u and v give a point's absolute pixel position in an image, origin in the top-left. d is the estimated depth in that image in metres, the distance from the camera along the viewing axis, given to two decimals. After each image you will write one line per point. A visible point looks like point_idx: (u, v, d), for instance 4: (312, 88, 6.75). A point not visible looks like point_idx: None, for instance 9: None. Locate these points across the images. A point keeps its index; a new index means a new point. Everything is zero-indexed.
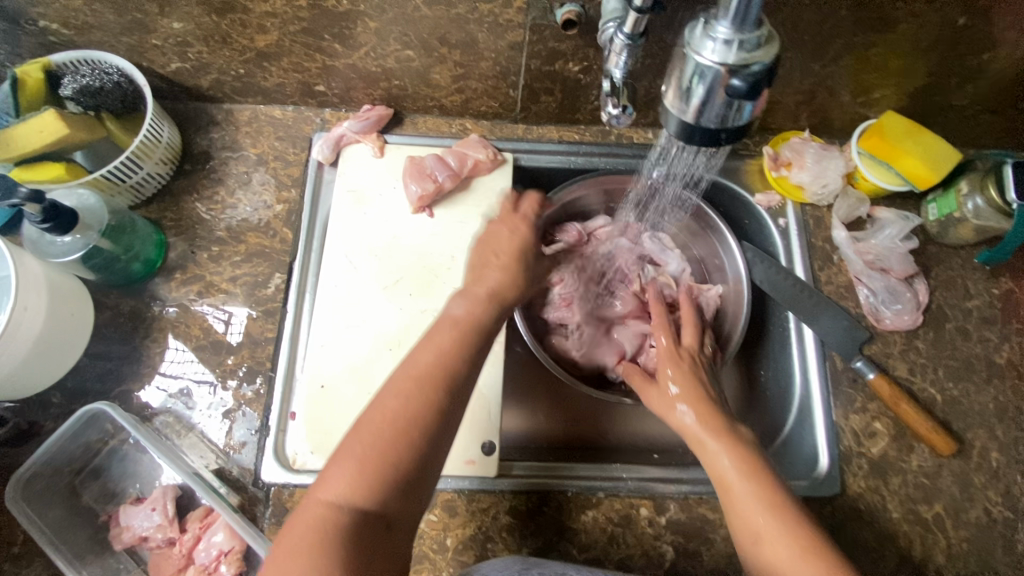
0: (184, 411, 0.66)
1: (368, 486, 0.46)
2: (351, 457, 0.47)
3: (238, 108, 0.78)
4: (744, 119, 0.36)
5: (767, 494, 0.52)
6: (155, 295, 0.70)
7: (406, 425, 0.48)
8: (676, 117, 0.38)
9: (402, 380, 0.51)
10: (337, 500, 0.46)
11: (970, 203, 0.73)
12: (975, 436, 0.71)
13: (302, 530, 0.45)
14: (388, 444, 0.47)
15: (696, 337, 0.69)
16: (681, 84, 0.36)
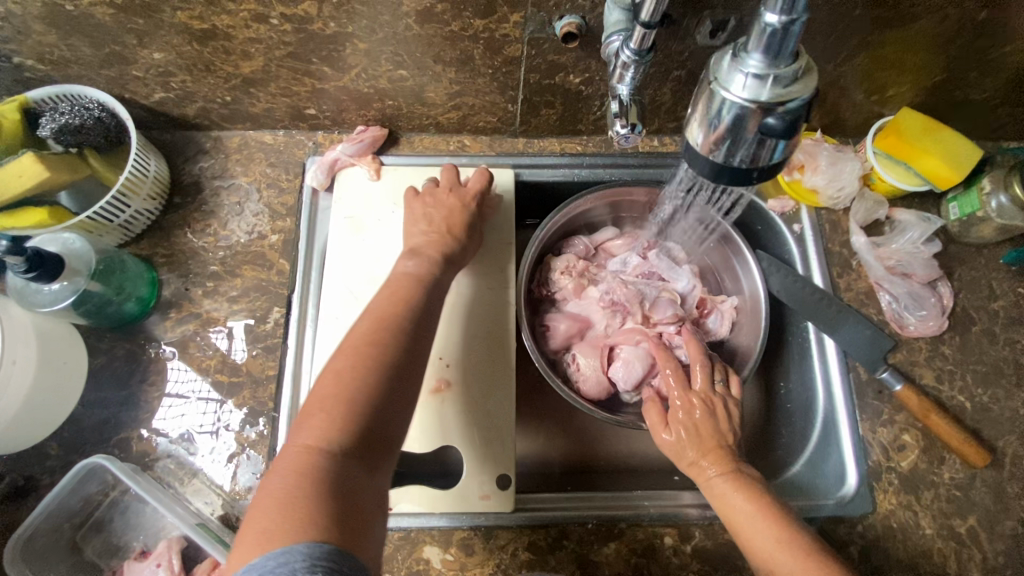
0: (186, 456, 0.63)
1: (350, 420, 0.45)
2: (326, 400, 0.46)
3: (227, 135, 0.75)
4: (775, 158, 0.34)
5: (785, 536, 0.53)
6: (151, 337, 0.67)
7: (377, 356, 0.49)
8: (700, 152, 0.35)
9: (366, 324, 0.52)
10: (317, 445, 0.43)
11: (994, 202, 0.70)
12: (1007, 444, 0.68)
13: (283, 475, 0.42)
14: (362, 383, 0.47)
15: (708, 375, 0.66)
16: (710, 123, 0.34)
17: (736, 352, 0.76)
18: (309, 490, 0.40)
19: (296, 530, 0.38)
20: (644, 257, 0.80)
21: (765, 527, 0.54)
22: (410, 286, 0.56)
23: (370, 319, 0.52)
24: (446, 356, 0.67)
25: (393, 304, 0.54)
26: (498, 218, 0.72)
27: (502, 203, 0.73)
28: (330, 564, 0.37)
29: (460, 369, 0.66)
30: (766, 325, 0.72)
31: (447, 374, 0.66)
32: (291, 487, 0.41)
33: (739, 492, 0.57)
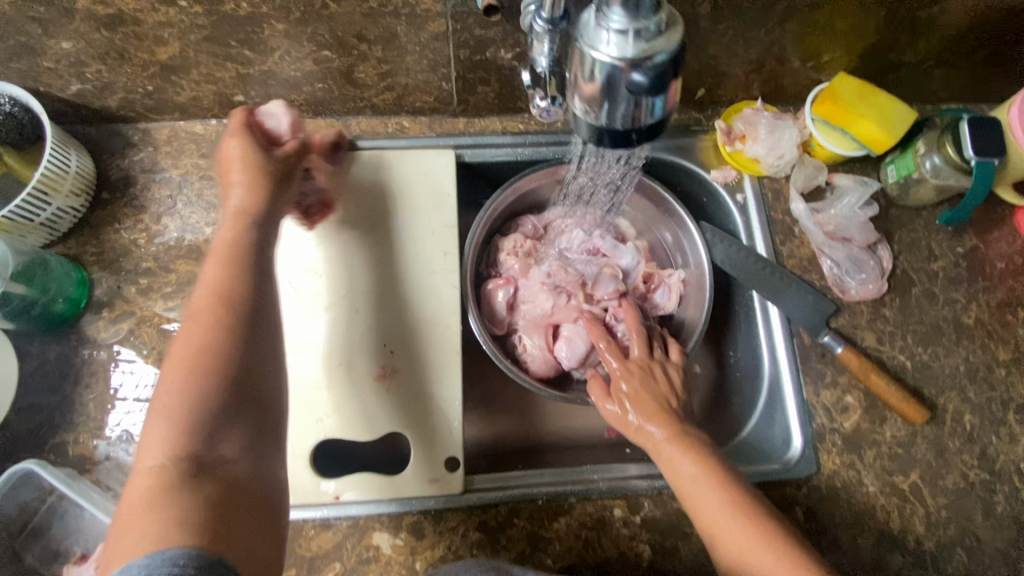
0: (126, 457, 0.62)
1: (191, 420, 0.41)
2: (161, 411, 0.42)
3: (155, 126, 0.72)
4: (656, 115, 0.34)
5: (727, 497, 0.54)
6: (83, 338, 0.65)
7: (209, 353, 0.44)
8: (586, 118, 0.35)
9: (190, 318, 0.46)
10: (160, 457, 0.40)
11: (928, 163, 0.70)
12: (948, 400, 0.70)
13: (129, 499, 0.39)
14: (195, 382, 0.42)
15: (644, 343, 0.68)
16: (585, 83, 0.33)
17: (684, 325, 0.77)
18: (152, 507, 0.38)
19: (138, 547, 0.36)
20: (590, 233, 0.80)
21: (710, 488, 0.54)
22: (234, 267, 0.48)
23: (196, 313, 0.46)
24: (390, 342, 0.66)
25: (222, 293, 0.46)
26: (439, 201, 0.71)
27: (443, 185, 0.72)
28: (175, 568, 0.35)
29: (405, 354, 0.66)
30: (711, 297, 0.73)
31: (391, 360, 0.66)
32: (133, 508, 0.38)
33: (687, 455, 0.57)
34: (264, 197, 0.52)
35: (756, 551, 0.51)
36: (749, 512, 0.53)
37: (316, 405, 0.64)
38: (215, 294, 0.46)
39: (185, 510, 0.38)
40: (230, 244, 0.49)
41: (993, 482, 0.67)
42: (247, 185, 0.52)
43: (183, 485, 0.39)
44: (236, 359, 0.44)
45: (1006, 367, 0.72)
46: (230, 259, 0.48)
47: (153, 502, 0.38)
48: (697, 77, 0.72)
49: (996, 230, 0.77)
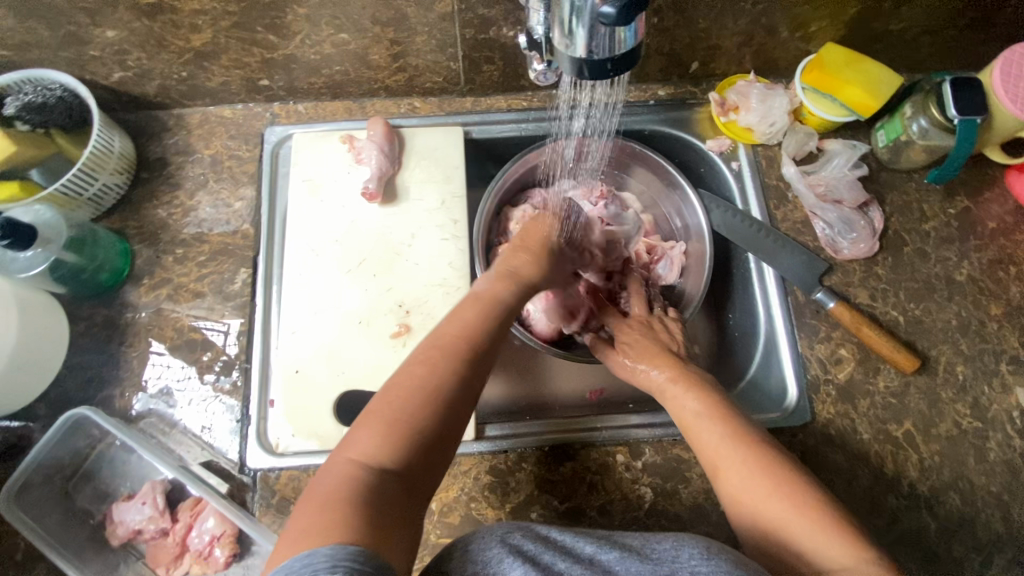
0: (165, 410, 0.67)
1: (395, 434, 0.48)
2: (377, 422, 0.49)
3: (188, 112, 0.79)
4: (628, 46, 0.37)
5: (727, 429, 0.58)
6: (127, 302, 0.71)
7: (438, 396, 0.50)
8: (568, 55, 0.38)
9: (426, 350, 0.54)
10: (362, 462, 0.46)
11: (915, 125, 0.73)
12: (940, 352, 0.72)
13: (326, 486, 0.45)
14: (409, 408, 0.49)
15: (645, 304, 0.74)
16: (564, 24, 0.37)
17: (684, 294, 0.81)
18: (342, 503, 0.43)
19: (323, 536, 0.40)
20: (597, 204, 0.84)
21: (710, 421, 0.59)
22: (493, 315, 0.58)
23: (436, 348, 0.54)
24: (407, 303, 0.71)
25: (460, 340, 0.55)
26: (449, 173, 0.76)
27: (453, 159, 0.77)
28: (354, 561, 0.38)
29: (420, 313, 0.70)
30: (711, 268, 0.77)
31: (408, 319, 0.70)
32: (331, 496, 0.44)
33: (690, 393, 0.61)
34: (537, 272, 0.63)
35: (756, 478, 0.54)
36: (750, 444, 0.56)
37: (339, 361, 0.69)
38: (455, 344, 0.54)
39: (365, 514, 0.43)
40: (490, 303, 0.59)
41: (986, 430, 0.70)
42: (528, 260, 0.64)
43: (373, 496, 0.44)
44: (453, 405, 0.51)
45: (997, 321, 0.74)
46: (484, 316, 0.57)
47: (346, 500, 0.43)
48: (689, 51, 0.76)
49: (986, 191, 0.79)
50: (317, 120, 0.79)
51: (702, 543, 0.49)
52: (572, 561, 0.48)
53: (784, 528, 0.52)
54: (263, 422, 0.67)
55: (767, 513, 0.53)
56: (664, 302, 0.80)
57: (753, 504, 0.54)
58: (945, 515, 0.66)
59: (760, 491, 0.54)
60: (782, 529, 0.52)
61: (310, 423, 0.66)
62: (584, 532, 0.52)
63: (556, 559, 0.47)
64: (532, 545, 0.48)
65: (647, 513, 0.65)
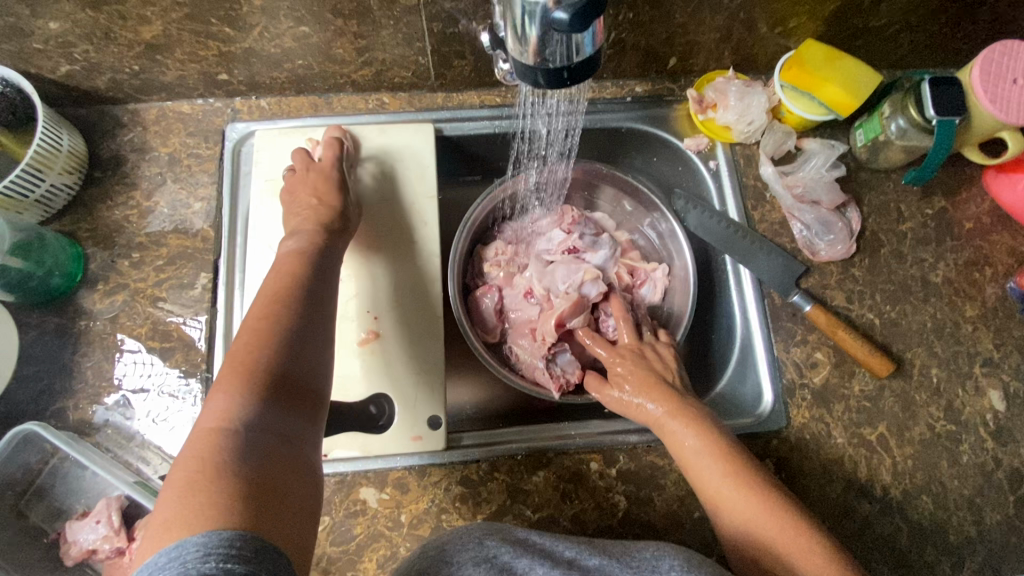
0: (123, 421, 0.65)
1: (250, 387, 0.45)
2: (232, 389, 0.44)
3: (144, 107, 0.75)
4: (586, 54, 0.35)
5: (728, 468, 0.56)
6: (80, 309, 0.68)
7: (288, 349, 0.48)
8: (524, 60, 0.36)
9: (258, 302, 0.52)
10: (221, 429, 0.41)
11: (893, 125, 0.72)
12: (915, 355, 0.72)
13: (183, 475, 0.39)
14: (255, 357, 0.47)
15: (631, 330, 0.72)
16: (516, 29, 0.34)
17: (672, 315, 0.79)
18: (206, 475, 0.38)
19: (190, 524, 0.36)
20: (570, 232, 0.81)
21: (710, 461, 0.57)
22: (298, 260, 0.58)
23: (263, 296, 0.53)
24: (375, 309, 0.68)
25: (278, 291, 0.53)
26: (419, 172, 0.73)
27: (424, 158, 0.74)
28: (232, 546, 0.35)
29: (390, 320, 0.68)
30: (696, 289, 0.76)
31: (376, 325, 0.68)
32: (192, 473, 0.38)
33: (690, 430, 0.59)
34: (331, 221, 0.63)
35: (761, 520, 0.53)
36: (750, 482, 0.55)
37: None
38: (280, 292, 0.53)
39: (235, 481, 0.38)
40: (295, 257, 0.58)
41: (959, 432, 0.70)
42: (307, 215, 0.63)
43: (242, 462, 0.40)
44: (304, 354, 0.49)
45: (972, 323, 0.74)
46: (300, 264, 0.57)
47: (209, 471, 0.38)
48: (667, 47, 0.74)
49: (964, 191, 0.79)
50: (281, 116, 0.76)
51: (682, 551, 0.48)
52: (550, 565, 0.48)
53: (773, 551, 0.52)
54: None
55: (756, 530, 0.53)
56: (653, 322, 0.77)
57: (759, 547, 0.53)
58: (917, 518, 0.66)
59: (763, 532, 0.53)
60: (770, 547, 0.52)
61: None
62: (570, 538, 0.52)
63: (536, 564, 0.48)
64: (509, 554, 0.49)
65: (620, 521, 0.64)
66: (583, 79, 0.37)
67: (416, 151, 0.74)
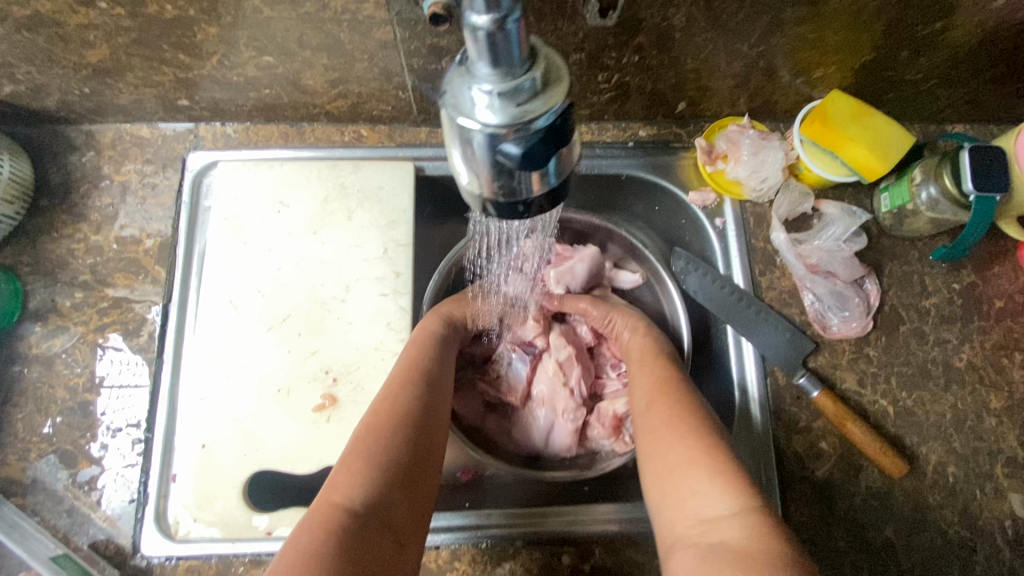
0: (51, 482, 0.59)
1: (371, 449, 0.47)
2: (350, 460, 0.46)
3: (99, 129, 0.68)
4: (547, 186, 0.29)
5: (659, 384, 0.57)
6: (14, 352, 0.62)
7: (393, 418, 0.50)
8: (474, 191, 0.29)
9: (400, 364, 0.56)
10: (345, 499, 0.43)
11: (924, 193, 0.65)
12: (930, 450, 0.65)
13: (299, 533, 0.41)
14: (376, 418, 0.50)
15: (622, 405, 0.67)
16: (459, 154, 0.28)
17: None
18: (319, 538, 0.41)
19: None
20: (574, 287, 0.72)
21: (647, 379, 0.59)
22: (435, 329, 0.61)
23: (404, 359, 0.57)
24: (334, 370, 0.62)
25: (414, 349, 0.58)
26: (395, 216, 0.67)
27: (400, 200, 0.67)
28: None
29: (349, 381, 0.62)
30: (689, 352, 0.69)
31: (334, 389, 0.62)
32: (304, 538, 0.41)
33: (640, 343, 0.64)
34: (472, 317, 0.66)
35: (680, 471, 0.49)
36: (683, 431, 0.51)
37: (252, 436, 0.60)
38: (414, 352, 0.57)
39: (331, 544, 0.40)
40: (425, 335, 0.60)
41: (974, 541, 0.63)
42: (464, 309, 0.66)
43: (364, 533, 0.42)
44: (421, 426, 0.50)
45: (996, 417, 0.67)
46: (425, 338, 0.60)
47: (318, 532, 0.41)
48: (676, 91, 0.67)
49: (996, 265, 0.71)
50: (247, 146, 0.69)
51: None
52: None
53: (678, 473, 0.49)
54: (164, 500, 0.59)
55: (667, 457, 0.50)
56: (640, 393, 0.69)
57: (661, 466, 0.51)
58: None
59: (695, 488, 0.47)
60: (673, 474, 0.49)
61: (215, 504, 0.58)
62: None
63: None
64: None
65: None
66: (547, 211, 0.31)
67: (397, 193, 0.67)
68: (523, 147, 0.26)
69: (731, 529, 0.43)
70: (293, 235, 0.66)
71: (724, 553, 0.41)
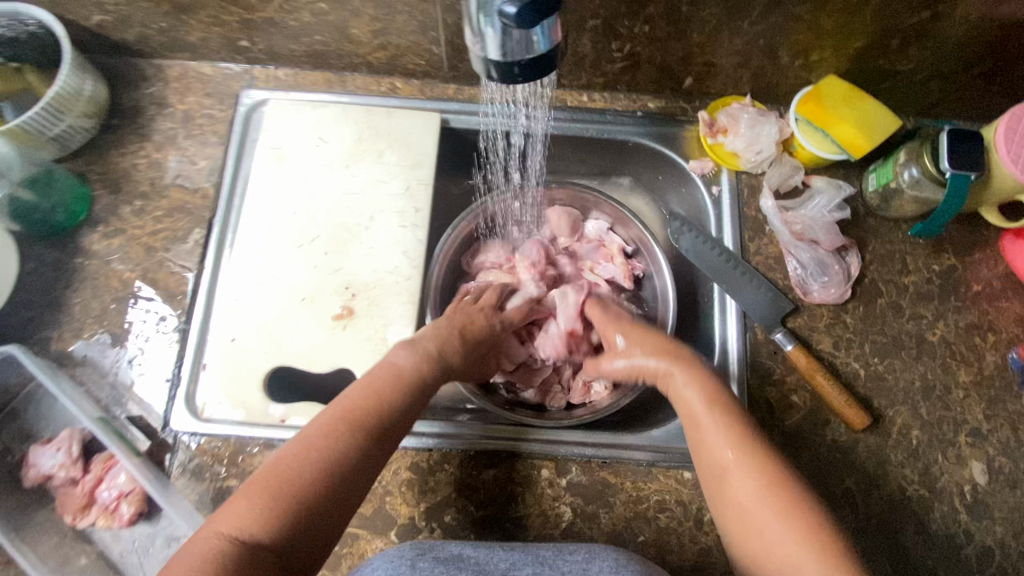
0: (100, 360, 0.67)
1: (285, 485, 0.48)
2: (259, 487, 0.48)
3: (168, 64, 0.78)
4: (538, 51, 0.38)
5: (734, 437, 0.54)
6: (78, 246, 0.71)
7: (323, 458, 0.50)
8: (483, 55, 0.38)
9: (358, 394, 0.55)
10: (238, 533, 0.45)
11: (907, 173, 0.70)
12: (897, 413, 0.69)
13: (193, 553, 0.44)
14: (310, 451, 0.50)
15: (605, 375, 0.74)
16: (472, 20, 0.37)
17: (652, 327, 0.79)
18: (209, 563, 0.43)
19: None
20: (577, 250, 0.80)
21: (718, 427, 0.55)
22: (426, 369, 0.59)
23: (363, 390, 0.55)
24: (354, 286, 0.70)
25: (386, 378, 0.56)
26: (420, 159, 0.74)
27: (425, 145, 0.75)
28: None
29: (367, 296, 0.69)
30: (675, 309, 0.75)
31: (352, 303, 0.69)
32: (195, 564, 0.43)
33: (691, 383, 0.58)
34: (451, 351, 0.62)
35: (770, 526, 0.50)
36: (784, 505, 0.50)
37: (278, 335, 0.68)
38: (378, 386, 0.56)
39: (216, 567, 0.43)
40: (394, 370, 0.58)
41: (932, 500, 0.67)
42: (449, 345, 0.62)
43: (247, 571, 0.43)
44: (354, 469, 0.51)
45: (964, 389, 0.71)
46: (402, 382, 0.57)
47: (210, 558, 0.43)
48: (684, 65, 0.73)
49: (977, 252, 0.76)
50: (295, 88, 0.78)
51: (613, 554, 0.53)
52: None
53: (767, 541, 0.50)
54: (194, 385, 0.66)
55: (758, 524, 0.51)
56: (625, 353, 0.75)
57: (749, 525, 0.51)
58: None
59: (780, 549, 0.49)
60: (762, 537, 0.50)
61: (239, 390, 0.66)
62: (505, 548, 0.56)
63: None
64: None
65: (562, 533, 0.63)
66: (540, 76, 0.40)
67: (423, 138, 0.75)
68: (518, 8, 0.35)
69: None
70: (328, 167, 0.74)
71: None
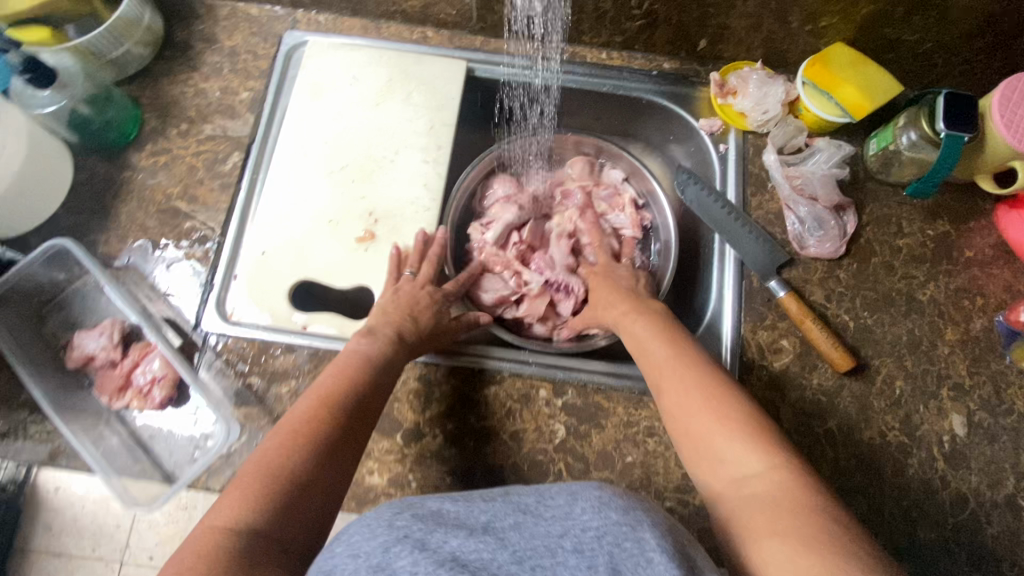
0: (139, 263, 0.73)
1: (278, 461, 0.50)
2: (253, 471, 0.49)
3: (219, 4, 0.84)
4: None
5: (679, 356, 0.60)
6: (127, 161, 0.77)
7: (308, 436, 0.52)
8: None
9: (330, 380, 0.58)
10: (230, 523, 0.45)
11: (905, 136, 0.73)
12: (882, 363, 0.73)
13: (190, 554, 0.43)
14: (298, 432, 0.52)
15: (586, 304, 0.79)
16: None
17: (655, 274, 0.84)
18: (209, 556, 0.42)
19: None
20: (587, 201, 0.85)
21: (664, 350, 0.62)
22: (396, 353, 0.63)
23: (334, 376, 0.59)
24: (376, 213, 0.75)
25: (354, 361, 0.60)
26: (445, 102, 0.80)
27: (451, 89, 0.80)
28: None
29: (389, 221, 0.75)
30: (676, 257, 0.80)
31: (374, 227, 0.74)
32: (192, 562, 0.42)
33: (655, 338, 0.63)
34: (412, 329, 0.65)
35: (715, 436, 0.53)
36: (720, 411, 0.54)
37: (305, 251, 0.73)
38: (348, 369, 0.59)
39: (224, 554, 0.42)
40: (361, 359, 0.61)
41: (910, 446, 0.70)
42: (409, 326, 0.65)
43: (248, 557, 0.43)
44: (337, 444, 0.53)
45: (949, 346, 0.74)
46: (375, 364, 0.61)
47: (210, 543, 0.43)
48: (699, 27, 0.78)
49: (971, 221, 0.79)
50: (334, 32, 0.83)
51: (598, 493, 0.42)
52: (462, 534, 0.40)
53: (711, 444, 0.53)
54: (224, 292, 0.72)
55: (701, 430, 0.55)
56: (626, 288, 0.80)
57: (696, 436, 0.55)
58: None
59: (730, 452, 0.52)
60: (705, 439, 0.54)
61: (265, 298, 0.71)
62: (484, 500, 0.44)
63: (412, 561, 0.37)
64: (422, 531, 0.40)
65: (554, 448, 0.67)
66: None
67: (449, 83, 0.80)
68: None
69: (775, 483, 0.48)
70: (359, 104, 0.79)
71: (768, 501, 0.47)
